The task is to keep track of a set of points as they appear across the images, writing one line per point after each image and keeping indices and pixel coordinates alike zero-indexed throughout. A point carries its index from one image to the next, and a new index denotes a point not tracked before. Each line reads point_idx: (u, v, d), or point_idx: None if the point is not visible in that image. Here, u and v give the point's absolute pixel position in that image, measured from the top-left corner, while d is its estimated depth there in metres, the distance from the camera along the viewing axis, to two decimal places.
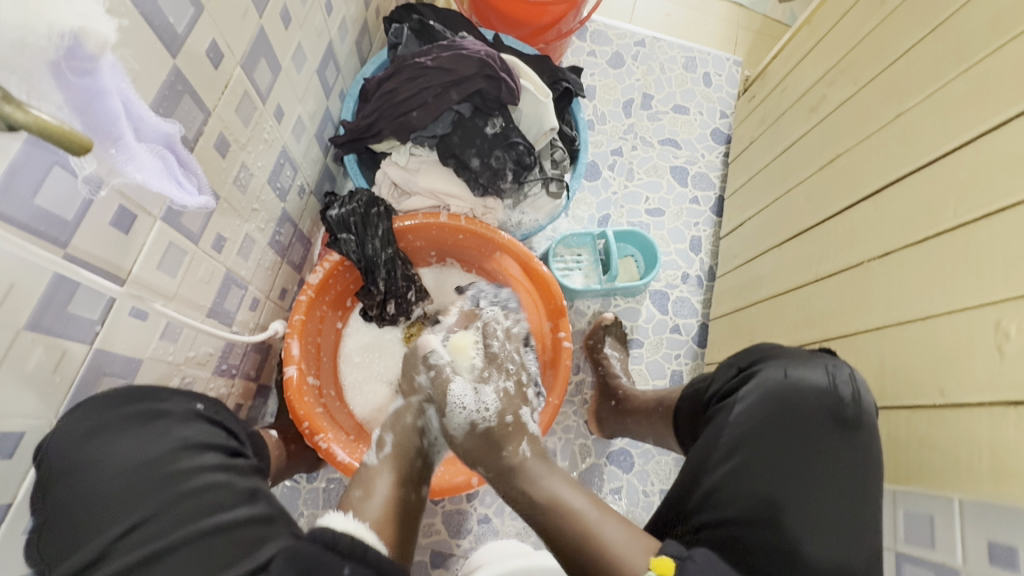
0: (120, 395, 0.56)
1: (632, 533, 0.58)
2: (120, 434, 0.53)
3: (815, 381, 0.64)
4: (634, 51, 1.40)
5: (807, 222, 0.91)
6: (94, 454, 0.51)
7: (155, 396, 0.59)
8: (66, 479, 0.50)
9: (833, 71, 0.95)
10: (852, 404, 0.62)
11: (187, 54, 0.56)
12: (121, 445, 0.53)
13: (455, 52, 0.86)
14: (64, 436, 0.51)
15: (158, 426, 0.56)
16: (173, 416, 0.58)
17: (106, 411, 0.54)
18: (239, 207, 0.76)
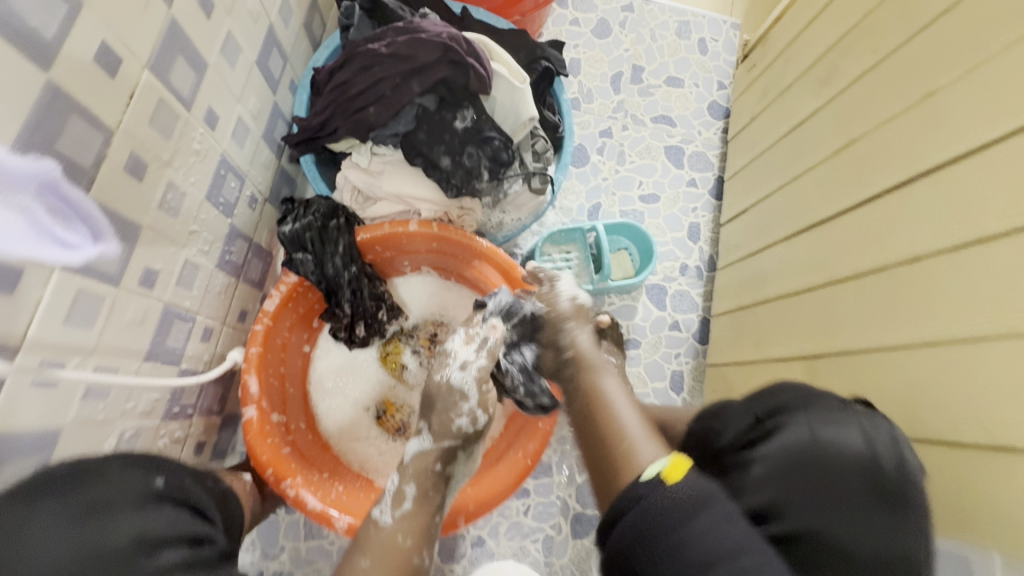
0: (53, 478, 0.45)
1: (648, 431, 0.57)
2: (59, 524, 0.42)
3: (848, 445, 0.47)
4: (621, 17, 1.26)
5: (820, 213, 0.81)
6: (23, 554, 0.40)
7: (98, 473, 0.48)
8: None
9: (848, 37, 0.83)
10: (895, 469, 0.45)
11: (64, 65, 0.45)
12: (63, 537, 0.41)
13: (414, 35, 0.74)
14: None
15: (107, 512, 0.45)
16: (126, 497, 0.48)
17: (37, 498, 0.43)
18: (172, 233, 0.65)
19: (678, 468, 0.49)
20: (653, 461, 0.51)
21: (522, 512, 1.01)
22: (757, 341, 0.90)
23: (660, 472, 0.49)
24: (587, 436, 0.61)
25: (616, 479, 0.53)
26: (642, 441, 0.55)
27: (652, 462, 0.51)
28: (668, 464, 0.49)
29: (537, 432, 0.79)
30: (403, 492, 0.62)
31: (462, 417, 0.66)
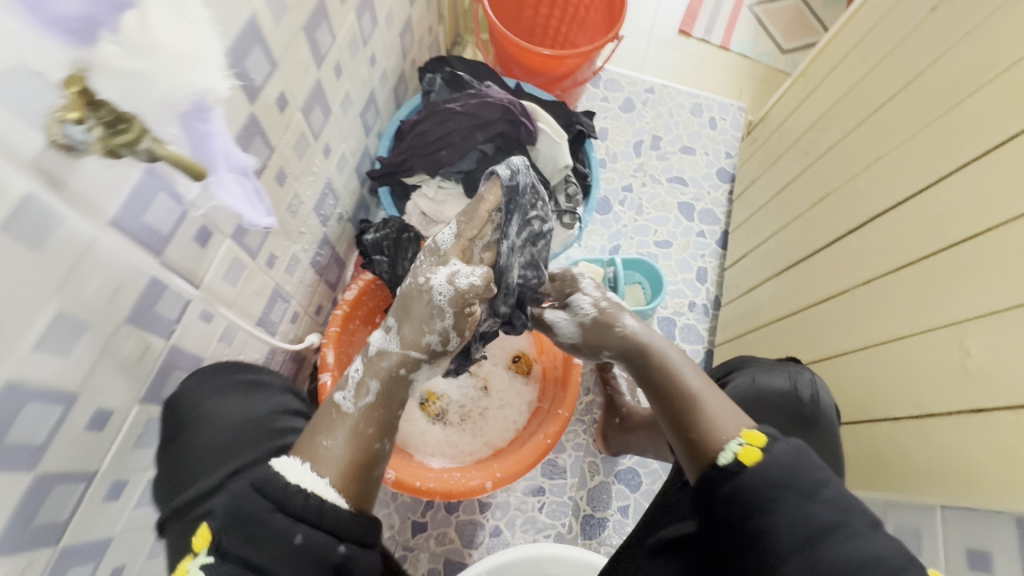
0: (221, 367, 0.73)
1: (718, 407, 0.65)
2: (229, 395, 0.72)
3: (777, 386, 0.79)
4: (644, 97, 1.52)
5: (802, 252, 0.98)
6: (209, 410, 0.69)
7: (254, 372, 0.78)
8: (183, 430, 0.67)
9: (822, 118, 1.04)
10: (811, 403, 0.77)
11: (262, 102, 0.68)
12: (231, 403, 0.71)
13: (481, 99, 0.99)
14: (190, 394, 0.68)
15: (258, 393, 0.76)
16: (268, 387, 0.78)
17: (220, 378, 0.72)
18: (290, 229, 0.86)
19: (753, 445, 0.60)
20: (732, 440, 0.61)
21: (536, 509, 1.11)
22: None
23: (737, 454, 0.60)
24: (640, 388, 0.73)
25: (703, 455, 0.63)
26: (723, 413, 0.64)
27: (730, 439, 0.61)
28: (745, 441, 0.60)
29: (558, 418, 0.92)
30: (367, 385, 0.66)
31: (434, 334, 0.68)
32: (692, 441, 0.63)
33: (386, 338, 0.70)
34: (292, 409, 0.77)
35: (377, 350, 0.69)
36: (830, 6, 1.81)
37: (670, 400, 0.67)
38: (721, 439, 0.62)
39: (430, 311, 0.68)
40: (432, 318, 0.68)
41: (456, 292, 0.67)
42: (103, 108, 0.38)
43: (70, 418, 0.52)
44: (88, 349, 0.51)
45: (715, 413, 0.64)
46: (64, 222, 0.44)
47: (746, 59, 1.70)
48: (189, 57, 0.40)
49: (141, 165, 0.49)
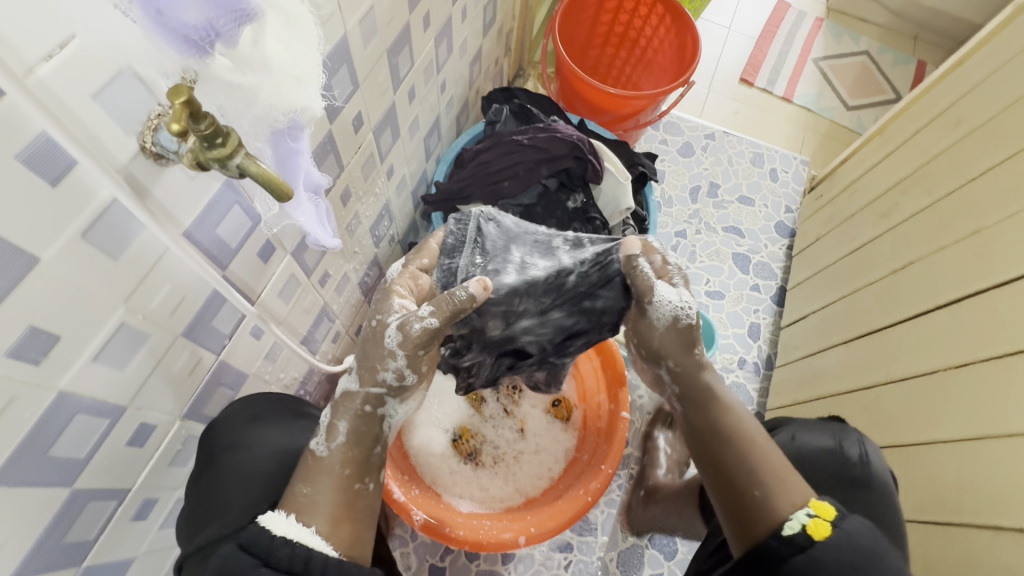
0: (270, 400, 0.72)
1: (781, 468, 0.60)
2: (272, 422, 0.70)
3: (822, 444, 0.71)
4: (704, 143, 1.49)
5: (876, 322, 0.91)
6: (253, 436, 0.66)
7: (299, 405, 0.77)
8: (225, 452, 0.64)
9: (905, 182, 0.99)
10: (858, 464, 0.68)
11: (340, 121, 0.67)
12: (273, 431, 0.69)
13: (550, 134, 0.97)
14: (237, 418, 0.66)
15: (300, 423, 0.74)
16: (311, 420, 0.76)
17: (263, 403, 0.71)
18: (345, 249, 0.85)
19: (824, 518, 0.55)
20: (800, 509, 0.56)
21: (563, 566, 1.04)
22: None
23: (806, 527, 0.55)
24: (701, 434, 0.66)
25: (757, 521, 0.57)
26: (787, 475, 0.60)
27: (799, 506, 0.57)
28: (816, 514, 0.55)
29: (600, 474, 0.87)
30: (336, 427, 0.59)
31: (388, 373, 0.60)
32: (752, 499, 0.58)
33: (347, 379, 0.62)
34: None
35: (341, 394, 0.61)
36: (900, 65, 1.75)
37: (726, 452, 0.62)
38: (786, 505, 0.57)
39: (380, 352, 0.60)
40: (382, 357, 0.60)
41: (405, 337, 0.59)
42: (203, 118, 0.35)
43: (115, 433, 0.49)
44: (143, 363, 0.49)
45: (782, 475, 0.60)
46: (143, 230, 0.42)
47: (809, 112, 1.65)
48: (297, 76, 0.39)
49: (221, 175, 0.48)
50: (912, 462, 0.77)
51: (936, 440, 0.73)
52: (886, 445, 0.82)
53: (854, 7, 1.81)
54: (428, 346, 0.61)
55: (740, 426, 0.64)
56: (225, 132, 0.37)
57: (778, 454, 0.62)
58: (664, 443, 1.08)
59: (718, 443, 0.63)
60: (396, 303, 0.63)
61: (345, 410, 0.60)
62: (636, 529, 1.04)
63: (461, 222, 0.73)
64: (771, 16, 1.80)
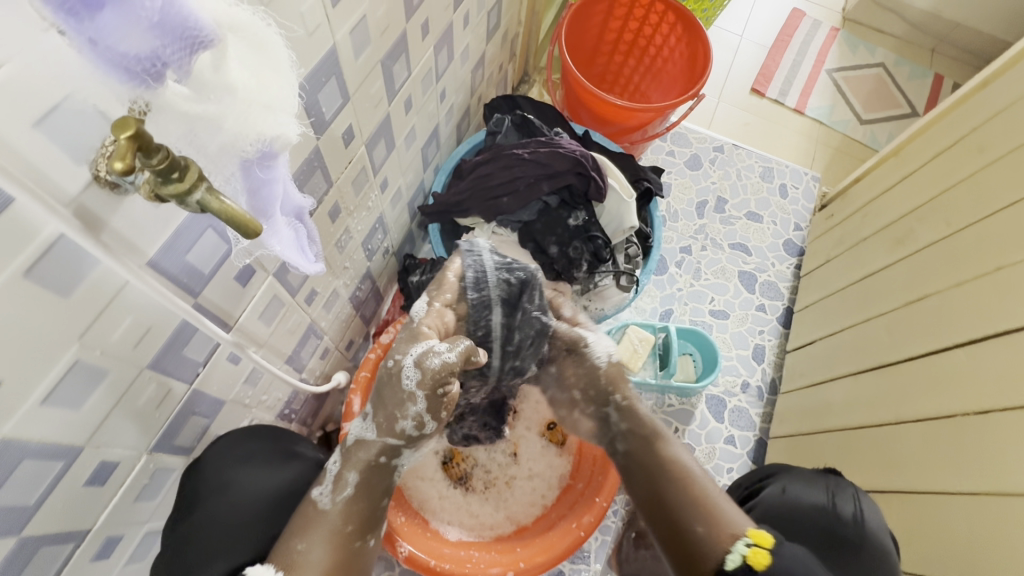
0: (268, 434, 0.73)
1: (709, 501, 0.67)
2: (262, 462, 0.70)
3: (813, 500, 0.73)
4: (712, 156, 1.44)
5: (888, 356, 0.88)
6: (237, 477, 0.66)
7: (288, 439, 0.76)
8: (213, 494, 0.64)
9: (920, 209, 0.95)
10: (852, 523, 0.69)
11: (328, 136, 0.63)
12: (263, 472, 0.70)
13: (552, 149, 0.94)
14: (221, 457, 0.65)
15: (290, 464, 0.73)
16: (301, 459, 0.75)
17: (255, 441, 0.70)
18: (334, 265, 0.81)
19: (762, 547, 0.61)
20: (741, 539, 0.63)
21: None
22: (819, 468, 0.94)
23: (746, 557, 0.61)
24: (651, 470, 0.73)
25: (705, 559, 0.63)
26: (722, 501, 0.68)
27: (739, 538, 0.63)
28: (753, 542, 0.62)
29: (594, 508, 0.84)
30: (346, 479, 0.65)
31: (406, 420, 0.64)
32: (697, 533, 0.65)
33: (362, 426, 0.67)
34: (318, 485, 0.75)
35: (355, 440, 0.67)
36: (916, 78, 1.70)
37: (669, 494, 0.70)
38: (729, 539, 0.63)
39: (400, 396, 0.63)
40: (403, 404, 0.63)
41: (423, 375, 0.61)
42: (156, 153, 0.31)
43: (71, 474, 0.46)
44: (101, 400, 0.45)
45: (719, 510, 0.66)
46: (98, 264, 0.39)
47: (822, 125, 1.61)
48: (266, 103, 0.34)
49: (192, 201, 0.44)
50: (926, 508, 0.73)
51: (955, 489, 0.69)
52: (897, 489, 0.78)
53: (872, 17, 1.76)
54: (446, 388, 0.63)
55: (676, 466, 0.72)
56: (183, 165, 0.33)
57: (714, 486, 0.70)
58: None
59: (662, 481, 0.71)
60: (419, 342, 0.64)
61: (356, 458, 0.66)
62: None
63: (493, 264, 0.74)
64: (786, 24, 1.74)
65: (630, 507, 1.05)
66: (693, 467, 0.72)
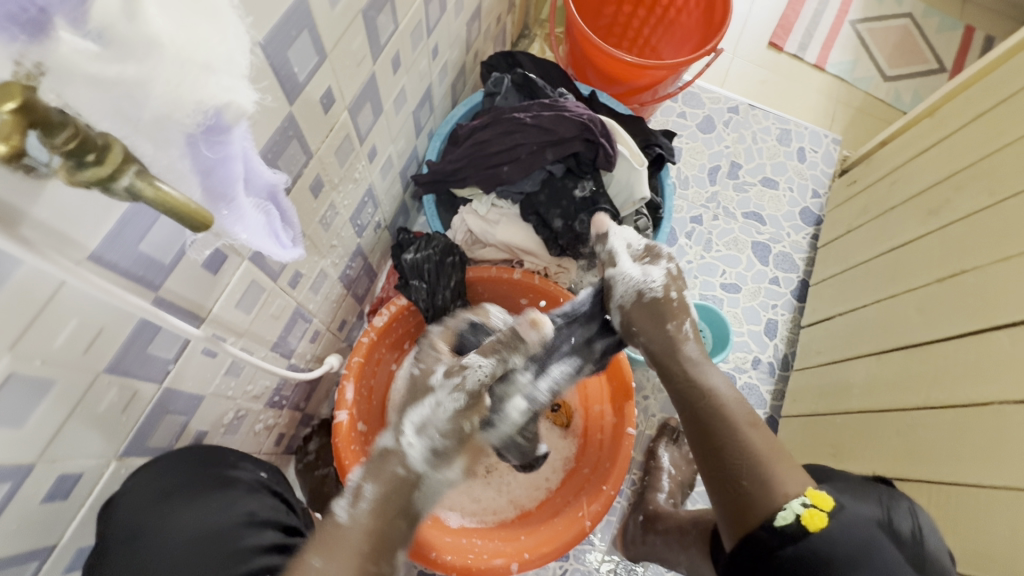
0: (198, 456, 0.59)
1: (772, 449, 0.65)
2: (187, 501, 0.56)
3: (867, 512, 0.62)
4: (726, 117, 1.35)
5: (918, 336, 0.88)
6: (161, 517, 0.54)
7: (225, 460, 0.62)
8: (123, 546, 0.51)
9: (957, 176, 0.93)
10: (913, 541, 0.59)
11: (303, 100, 0.55)
12: (186, 513, 0.56)
13: (558, 112, 0.86)
14: (138, 497, 0.53)
15: (227, 495, 0.59)
16: (241, 485, 0.62)
17: (182, 472, 0.57)
18: (320, 244, 0.74)
19: (820, 509, 0.60)
20: (794, 499, 0.61)
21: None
22: (833, 452, 0.95)
23: (799, 517, 0.60)
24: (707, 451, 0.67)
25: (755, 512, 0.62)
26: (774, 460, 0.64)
27: (794, 497, 0.61)
28: (811, 502, 0.60)
29: (602, 496, 0.80)
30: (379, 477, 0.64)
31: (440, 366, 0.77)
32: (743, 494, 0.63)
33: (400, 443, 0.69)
34: (266, 516, 0.61)
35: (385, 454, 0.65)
36: (946, 30, 1.58)
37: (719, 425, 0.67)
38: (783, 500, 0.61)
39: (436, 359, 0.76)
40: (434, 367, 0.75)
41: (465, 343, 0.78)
42: (60, 129, 0.25)
43: (24, 492, 0.41)
44: (49, 412, 0.40)
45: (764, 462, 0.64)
46: (20, 264, 0.33)
47: (842, 82, 1.50)
48: (205, 63, 0.27)
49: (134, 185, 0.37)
50: (963, 502, 0.72)
51: (999, 484, 0.68)
52: (932, 480, 0.77)
53: None
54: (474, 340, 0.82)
55: (712, 388, 0.70)
56: (101, 144, 0.27)
57: (766, 437, 0.66)
58: (667, 463, 1.01)
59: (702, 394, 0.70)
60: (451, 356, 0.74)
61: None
62: (632, 559, 0.94)
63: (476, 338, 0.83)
64: None
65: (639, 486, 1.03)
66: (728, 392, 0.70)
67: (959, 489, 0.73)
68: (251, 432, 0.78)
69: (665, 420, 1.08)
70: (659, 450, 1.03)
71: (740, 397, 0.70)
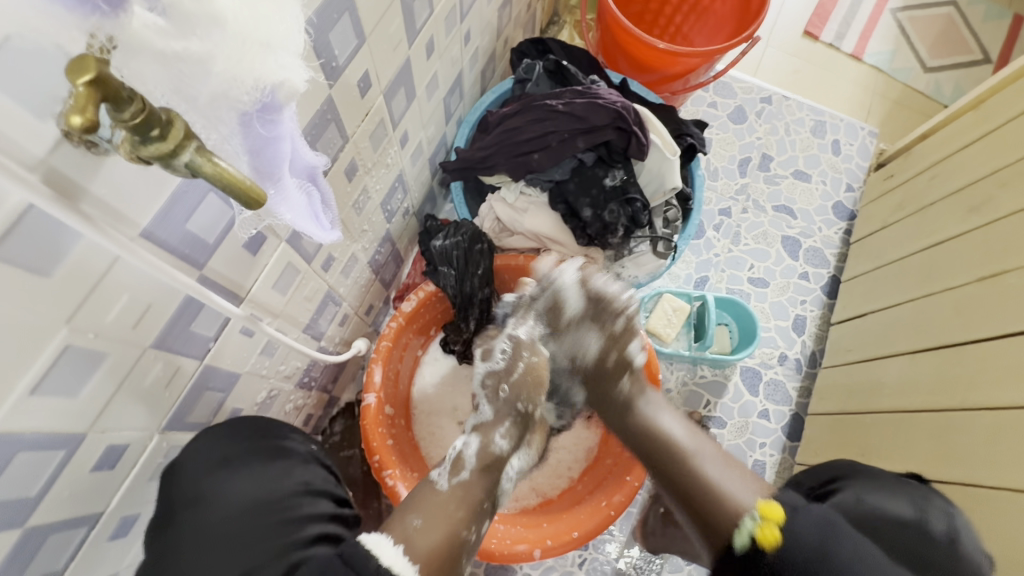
0: (253, 427, 0.61)
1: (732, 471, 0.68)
2: (247, 467, 0.58)
3: (896, 513, 0.56)
4: (759, 108, 1.32)
5: (957, 335, 0.86)
6: (219, 486, 0.56)
7: (280, 432, 0.64)
8: (185, 510, 0.54)
9: (1002, 171, 0.90)
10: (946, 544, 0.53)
11: (341, 84, 0.55)
12: (243, 479, 0.57)
13: (590, 100, 0.85)
14: (194, 465, 0.55)
15: (281, 465, 0.60)
16: (296, 456, 0.63)
17: (237, 442, 0.59)
18: (352, 229, 0.75)
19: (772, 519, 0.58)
20: (749, 515, 0.60)
21: (576, 564, 0.99)
22: (862, 452, 0.94)
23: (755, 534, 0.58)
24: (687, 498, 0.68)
25: (721, 532, 0.62)
26: (730, 481, 0.65)
27: (748, 513, 0.60)
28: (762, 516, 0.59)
29: (625, 486, 0.80)
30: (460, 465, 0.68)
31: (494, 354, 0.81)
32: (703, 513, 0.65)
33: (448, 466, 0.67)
34: (320, 487, 0.61)
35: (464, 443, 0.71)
36: (994, 18, 1.51)
37: (686, 473, 0.69)
38: (737, 516, 0.61)
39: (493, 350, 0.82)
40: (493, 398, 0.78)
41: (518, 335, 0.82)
42: (127, 104, 0.25)
43: (75, 461, 0.43)
44: (100, 385, 0.42)
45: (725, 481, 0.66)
46: (80, 238, 0.34)
47: (880, 73, 1.45)
48: (264, 40, 0.28)
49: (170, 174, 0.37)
50: (1000, 505, 0.70)
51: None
52: (968, 482, 0.75)
53: None
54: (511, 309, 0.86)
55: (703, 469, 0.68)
56: (164, 120, 0.27)
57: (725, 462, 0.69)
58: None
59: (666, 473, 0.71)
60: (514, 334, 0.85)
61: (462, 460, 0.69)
62: (653, 552, 0.94)
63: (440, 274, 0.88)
64: None
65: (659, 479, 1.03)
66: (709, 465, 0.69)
67: (999, 495, 0.71)
68: (282, 412, 0.80)
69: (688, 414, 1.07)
70: None
71: (710, 454, 0.70)
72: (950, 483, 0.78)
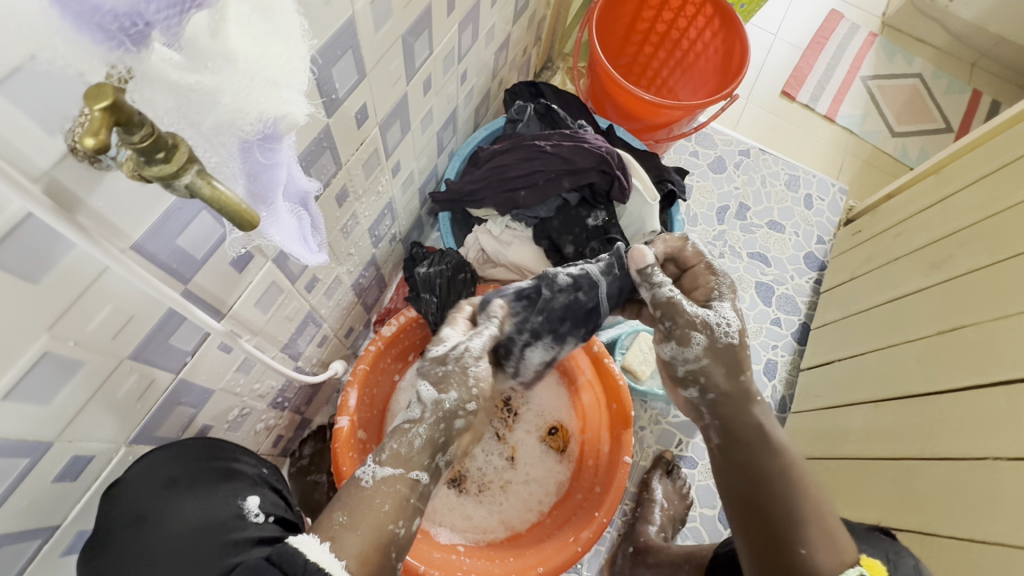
0: (207, 447, 0.60)
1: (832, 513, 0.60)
2: (195, 487, 0.56)
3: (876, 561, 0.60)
4: (737, 159, 1.39)
5: (917, 387, 0.89)
6: (167, 507, 0.54)
7: (229, 453, 0.63)
8: (129, 529, 0.51)
9: (961, 234, 0.96)
10: None
11: (340, 115, 0.58)
12: (190, 501, 0.56)
13: (577, 143, 0.89)
14: (143, 485, 0.53)
15: (230, 486, 0.60)
16: (244, 478, 0.62)
17: (187, 463, 0.57)
18: (338, 251, 0.77)
19: None
20: (853, 567, 0.55)
21: None
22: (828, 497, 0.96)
23: None
24: (777, 514, 0.59)
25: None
26: (840, 529, 0.58)
27: (851, 565, 0.56)
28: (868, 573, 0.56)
29: (593, 522, 0.80)
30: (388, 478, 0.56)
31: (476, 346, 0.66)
32: (799, 555, 0.56)
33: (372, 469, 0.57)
34: (268, 509, 0.60)
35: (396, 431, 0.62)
36: (955, 92, 1.63)
37: (775, 484, 0.60)
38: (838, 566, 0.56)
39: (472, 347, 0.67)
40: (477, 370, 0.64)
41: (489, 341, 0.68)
42: (137, 128, 0.27)
43: (39, 470, 0.43)
44: (74, 393, 0.42)
45: (828, 526, 0.58)
46: (73, 247, 0.35)
47: (851, 134, 1.54)
48: (271, 78, 0.30)
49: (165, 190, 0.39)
50: (954, 555, 0.72)
51: (990, 541, 0.69)
52: (923, 530, 0.78)
53: (912, 23, 1.68)
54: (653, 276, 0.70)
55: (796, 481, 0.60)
56: (170, 144, 0.29)
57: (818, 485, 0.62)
58: (660, 496, 1.00)
59: (771, 487, 0.60)
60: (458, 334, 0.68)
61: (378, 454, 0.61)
62: None
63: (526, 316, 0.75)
64: (822, 25, 1.66)
65: (627, 520, 1.02)
66: (807, 478, 0.60)
67: (953, 544, 0.73)
68: (252, 430, 0.79)
69: (660, 453, 1.07)
70: (652, 482, 1.02)
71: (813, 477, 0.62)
72: (912, 533, 0.79)
